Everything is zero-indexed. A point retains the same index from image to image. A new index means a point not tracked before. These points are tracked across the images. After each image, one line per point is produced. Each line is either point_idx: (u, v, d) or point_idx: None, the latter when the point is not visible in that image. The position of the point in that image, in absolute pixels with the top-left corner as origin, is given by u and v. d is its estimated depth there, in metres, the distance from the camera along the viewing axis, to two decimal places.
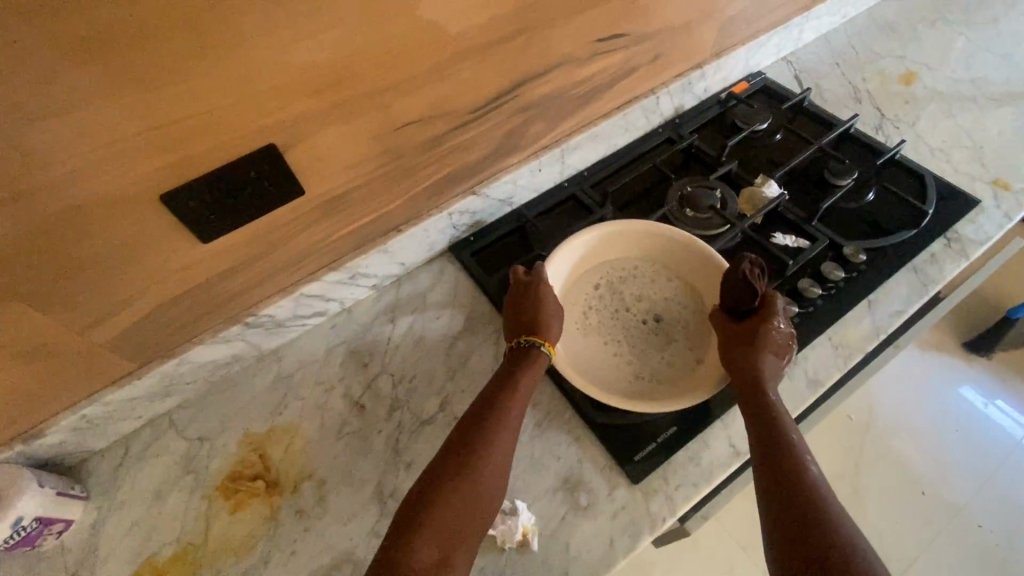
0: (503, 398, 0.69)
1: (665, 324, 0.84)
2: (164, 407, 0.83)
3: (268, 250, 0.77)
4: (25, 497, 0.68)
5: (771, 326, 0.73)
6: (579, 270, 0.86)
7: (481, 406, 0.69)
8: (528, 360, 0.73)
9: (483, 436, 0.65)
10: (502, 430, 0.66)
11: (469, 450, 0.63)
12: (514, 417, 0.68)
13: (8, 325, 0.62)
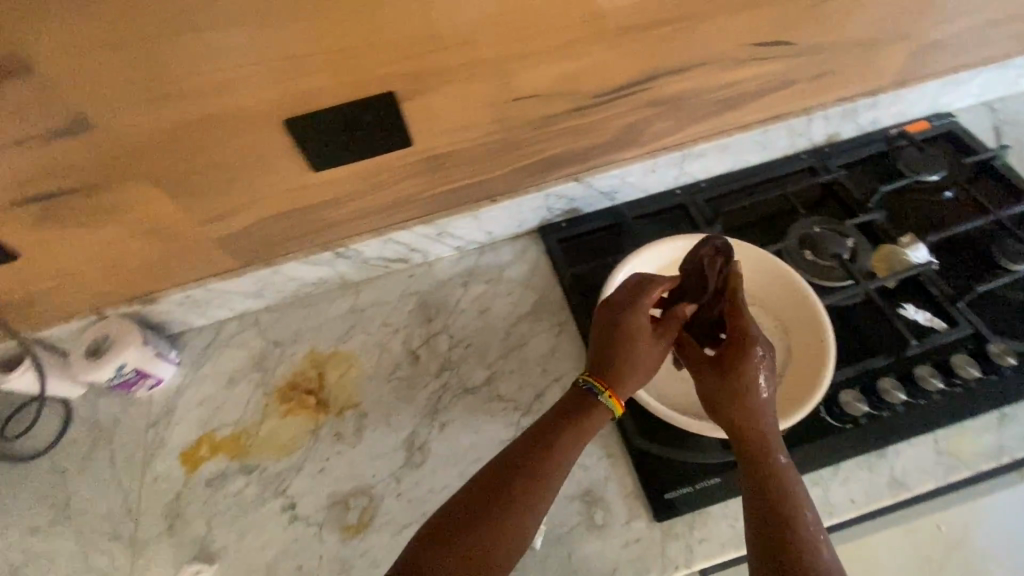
0: (548, 445, 0.61)
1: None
2: (253, 306, 0.92)
3: (368, 190, 0.80)
4: (128, 350, 0.81)
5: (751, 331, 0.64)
6: None
7: (518, 448, 0.61)
8: (583, 404, 0.63)
9: (512, 486, 0.58)
10: (534, 481, 0.58)
11: (498, 497, 0.57)
12: (553, 468, 0.60)
13: (143, 203, 0.71)
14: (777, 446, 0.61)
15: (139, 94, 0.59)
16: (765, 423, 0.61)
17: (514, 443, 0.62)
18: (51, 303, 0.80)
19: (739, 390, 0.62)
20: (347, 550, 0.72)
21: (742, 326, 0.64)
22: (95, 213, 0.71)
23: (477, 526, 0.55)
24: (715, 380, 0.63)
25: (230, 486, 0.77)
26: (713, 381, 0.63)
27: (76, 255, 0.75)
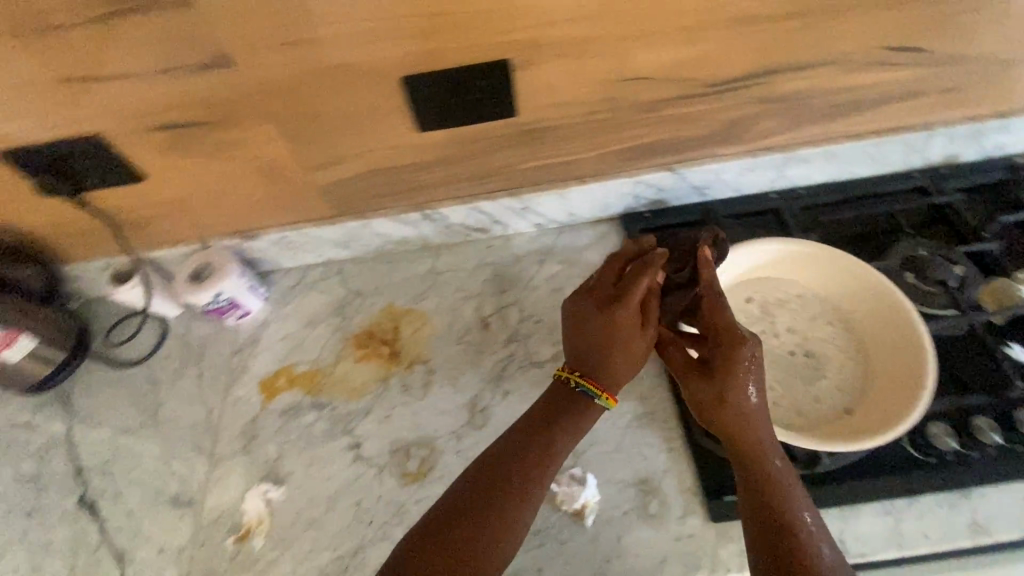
0: (534, 443, 0.65)
1: (817, 361, 0.74)
2: (338, 256, 0.96)
3: (466, 157, 0.81)
4: (226, 278, 0.86)
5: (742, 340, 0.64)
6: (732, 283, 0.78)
7: (509, 436, 0.66)
8: (572, 397, 0.68)
9: (506, 469, 0.63)
10: (529, 465, 0.64)
11: (490, 496, 0.61)
12: (546, 451, 0.65)
13: (260, 143, 0.75)
14: (772, 451, 0.62)
15: (279, 37, 0.63)
16: (759, 428, 0.62)
17: (506, 433, 0.67)
18: (164, 226, 0.86)
19: (730, 392, 0.63)
20: (404, 495, 0.75)
21: (723, 319, 0.65)
22: (218, 145, 0.76)
23: (474, 506, 0.60)
24: (704, 386, 0.65)
25: (302, 419, 0.82)
26: (700, 386, 0.65)
27: (192, 186, 0.81)
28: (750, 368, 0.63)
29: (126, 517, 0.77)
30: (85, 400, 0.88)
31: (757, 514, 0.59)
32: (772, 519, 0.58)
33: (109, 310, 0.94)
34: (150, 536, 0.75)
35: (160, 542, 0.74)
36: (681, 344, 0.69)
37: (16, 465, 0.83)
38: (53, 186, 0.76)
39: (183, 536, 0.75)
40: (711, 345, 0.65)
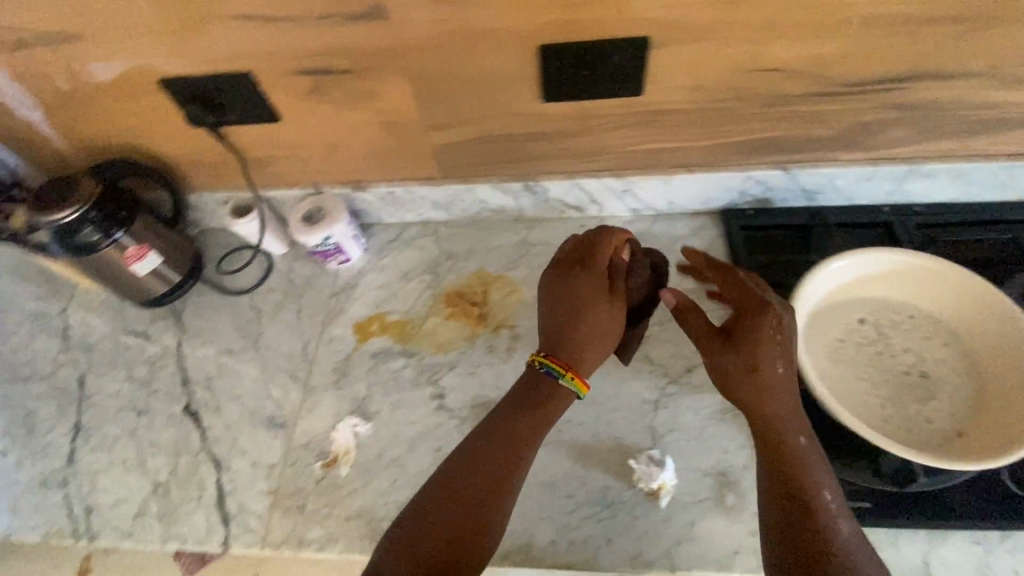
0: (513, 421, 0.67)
1: (932, 383, 0.71)
2: (436, 218, 1.00)
3: (581, 132, 0.82)
4: (337, 225, 0.91)
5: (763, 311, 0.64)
6: (843, 295, 0.76)
7: (483, 425, 0.67)
8: (545, 382, 0.69)
9: (483, 455, 0.64)
10: (507, 449, 0.65)
11: (474, 469, 0.63)
12: (522, 431, 0.66)
13: (388, 98, 0.78)
14: (791, 427, 0.61)
15: None
16: (780, 401, 0.62)
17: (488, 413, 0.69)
18: (285, 168, 0.91)
19: (755, 361, 0.63)
20: None
21: (744, 294, 0.67)
22: (350, 95, 0.78)
23: (459, 494, 0.61)
24: (730, 355, 0.64)
25: (391, 364, 0.86)
26: (725, 354, 0.64)
27: (317, 134, 0.85)
28: (772, 337, 0.63)
29: (224, 429, 0.82)
30: (194, 319, 0.94)
31: (778, 495, 0.59)
32: (793, 499, 0.58)
33: (223, 240, 1.02)
34: (245, 449, 0.80)
35: (253, 455, 0.80)
36: (697, 314, 0.69)
37: (130, 369, 0.90)
38: (199, 118, 0.80)
39: (274, 453, 0.80)
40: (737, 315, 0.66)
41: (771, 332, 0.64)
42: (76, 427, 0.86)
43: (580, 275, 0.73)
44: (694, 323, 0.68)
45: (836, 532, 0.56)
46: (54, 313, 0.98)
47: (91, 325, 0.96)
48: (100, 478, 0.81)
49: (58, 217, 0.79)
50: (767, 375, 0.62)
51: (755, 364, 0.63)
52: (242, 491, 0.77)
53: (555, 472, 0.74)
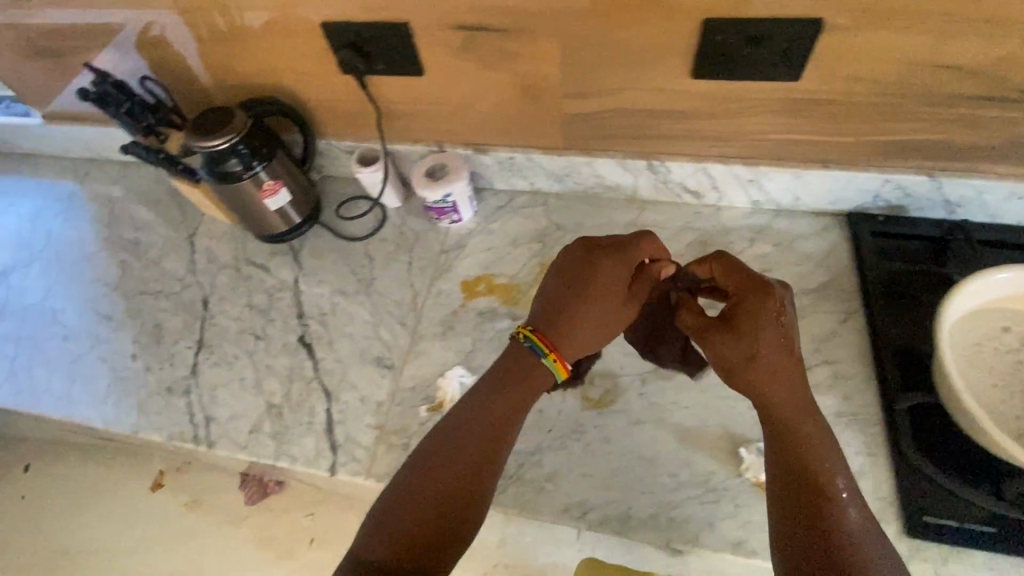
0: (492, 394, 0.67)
1: None
2: (547, 189, 1.00)
3: (720, 114, 0.80)
4: (459, 183, 0.93)
5: (764, 295, 0.63)
6: (993, 306, 0.72)
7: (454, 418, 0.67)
8: (522, 372, 0.68)
9: (453, 445, 0.64)
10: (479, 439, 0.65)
11: (457, 441, 0.64)
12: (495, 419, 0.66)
13: (534, 60, 0.78)
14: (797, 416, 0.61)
15: None
16: (774, 381, 0.61)
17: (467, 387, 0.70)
18: (414, 122, 0.93)
19: (746, 339, 0.62)
20: (585, 417, 0.77)
21: (731, 276, 0.65)
22: (498, 55, 0.79)
23: (437, 471, 0.62)
24: (722, 336, 0.64)
25: (496, 324, 0.88)
26: (717, 335, 0.64)
27: (454, 91, 0.86)
28: (759, 315, 0.62)
29: (335, 364, 0.86)
30: (310, 259, 0.99)
31: (784, 486, 0.58)
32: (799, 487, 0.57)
33: (341, 189, 1.06)
34: (354, 385, 0.84)
35: (361, 391, 0.83)
36: (688, 307, 0.67)
37: (250, 297, 0.95)
38: (345, 61, 0.83)
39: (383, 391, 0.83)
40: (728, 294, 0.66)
41: (758, 309, 0.62)
42: (198, 343, 0.91)
43: (600, 268, 0.69)
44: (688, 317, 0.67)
45: (845, 517, 0.55)
46: (183, 238, 1.05)
47: (215, 253, 1.02)
48: (219, 393, 0.86)
49: (211, 144, 0.83)
50: (772, 359, 0.62)
51: (758, 349, 0.62)
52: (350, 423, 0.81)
53: (659, 449, 0.73)
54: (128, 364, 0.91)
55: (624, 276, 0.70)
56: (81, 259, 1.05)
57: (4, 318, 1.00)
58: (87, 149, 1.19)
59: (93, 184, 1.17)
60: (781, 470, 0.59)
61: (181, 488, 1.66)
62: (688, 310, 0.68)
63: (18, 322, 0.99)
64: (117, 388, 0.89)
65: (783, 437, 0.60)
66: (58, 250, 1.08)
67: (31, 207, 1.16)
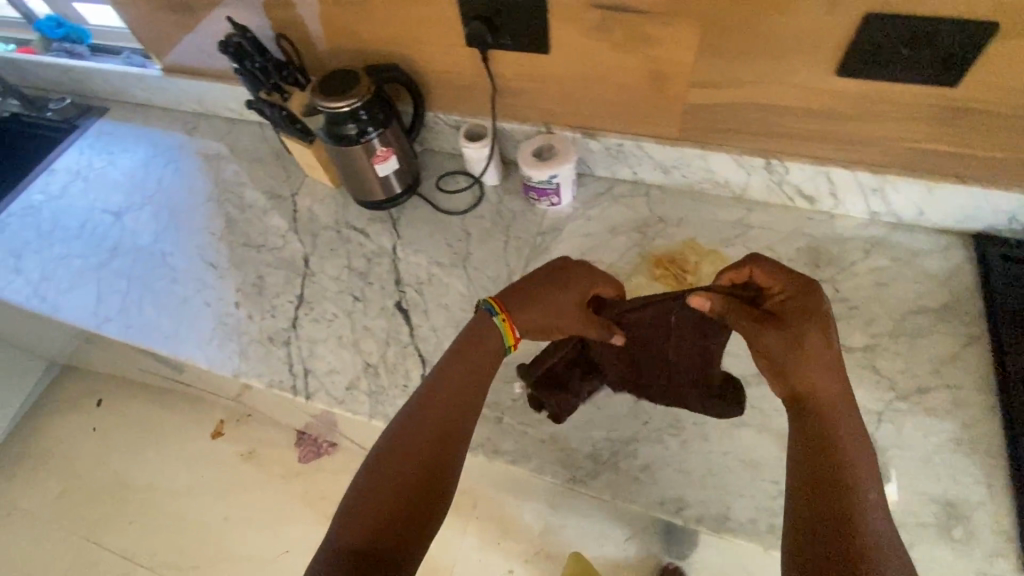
0: (461, 362, 0.69)
1: None
2: (650, 180, 0.98)
3: (856, 116, 0.77)
4: (566, 166, 0.92)
5: (806, 293, 0.61)
6: None
7: (416, 400, 0.67)
8: (484, 346, 0.69)
9: (423, 414, 0.65)
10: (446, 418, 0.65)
11: (429, 411, 0.65)
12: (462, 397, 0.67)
13: (669, 45, 0.77)
14: (836, 414, 0.58)
15: None
16: (820, 381, 0.59)
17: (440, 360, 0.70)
18: (527, 101, 0.93)
19: (795, 338, 0.59)
20: (684, 414, 0.75)
21: (778, 278, 0.62)
22: (633, 37, 0.77)
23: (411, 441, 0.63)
24: (772, 336, 0.60)
25: None
26: (766, 334, 0.60)
27: (576, 73, 0.86)
28: (811, 315, 0.60)
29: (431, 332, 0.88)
30: (408, 228, 1.00)
31: (804, 483, 0.56)
32: (821, 482, 0.55)
33: (441, 163, 1.07)
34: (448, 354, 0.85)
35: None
36: (738, 310, 0.61)
37: (350, 259, 0.98)
38: (476, 32, 0.82)
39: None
40: (775, 294, 0.62)
41: (812, 309, 0.60)
42: (300, 298, 0.94)
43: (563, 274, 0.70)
44: (737, 321, 0.62)
45: (869, 523, 0.52)
46: (286, 196, 1.08)
47: (316, 213, 1.05)
48: (318, 347, 0.88)
49: (335, 105, 0.84)
50: (818, 356, 0.59)
51: (807, 348, 0.59)
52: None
53: (762, 454, 0.71)
54: (231, 311, 0.94)
55: (589, 290, 0.70)
56: (189, 208, 1.10)
57: (118, 256, 1.05)
58: (198, 104, 1.24)
59: (202, 138, 1.22)
60: (810, 465, 0.56)
61: (240, 439, 1.72)
62: (735, 315, 0.62)
63: (131, 261, 1.04)
64: (221, 332, 0.92)
65: (816, 434, 0.57)
66: (168, 197, 1.12)
67: (143, 154, 1.21)
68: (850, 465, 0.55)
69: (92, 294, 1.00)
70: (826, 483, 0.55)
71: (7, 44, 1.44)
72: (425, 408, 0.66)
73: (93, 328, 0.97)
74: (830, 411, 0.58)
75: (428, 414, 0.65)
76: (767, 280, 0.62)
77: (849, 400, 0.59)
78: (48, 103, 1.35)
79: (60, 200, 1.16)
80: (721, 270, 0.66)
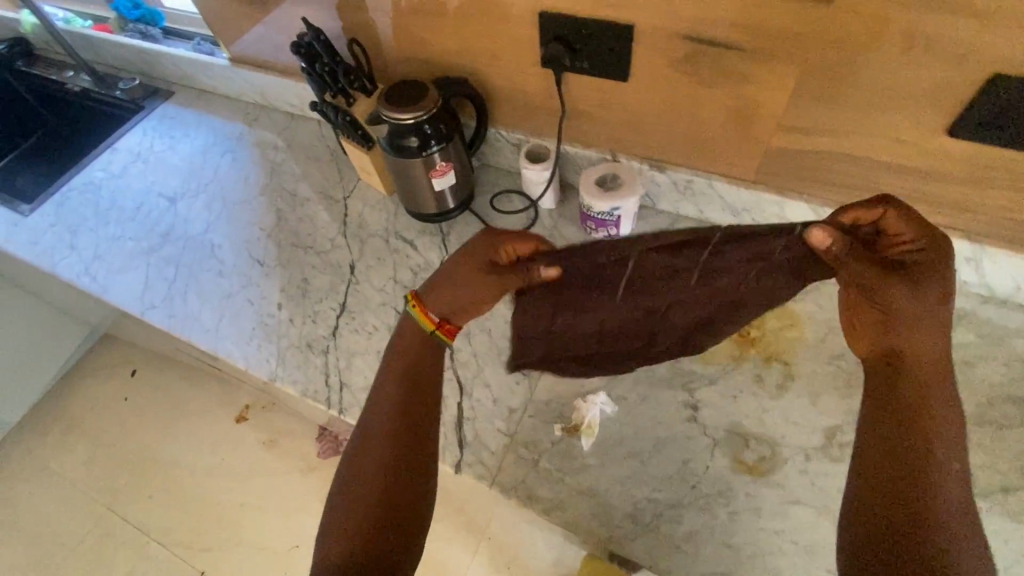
0: (401, 375, 0.64)
1: None
2: (716, 220, 0.92)
3: (961, 181, 0.71)
4: (630, 201, 0.87)
5: (932, 248, 0.54)
6: None
7: (362, 435, 0.62)
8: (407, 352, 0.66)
9: (376, 439, 0.61)
10: (397, 450, 0.60)
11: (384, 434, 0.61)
12: (409, 424, 0.62)
13: (761, 85, 0.72)
14: (928, 383, 0.54)
15: None
16: (926, 335, 0.55)
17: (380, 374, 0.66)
18: (595, 128, 0.89)
19: (923, 291, 0.54)
20: (737, 482, 0.70)
21: (914, 228, 0.55)
22: (722, 74, 0.73)
23: (367, 471, 0.59)
24: (902, 288, 0.54)
25: None
26: (896, 288, 0.54)
27: (654, 104, 0.81)
28: (942, 268, 0.54)
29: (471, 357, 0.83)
30: (458, 245, 0.98)
31: (880, 489, 0.52)
32: (888, 468, 0.52)
33: (497, 180, 1.04)
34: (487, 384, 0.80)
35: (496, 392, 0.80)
36: (859, 253, 0.56)
37: (396, 271, 0.95)
38: (555, 55, 0.79)
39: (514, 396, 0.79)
40: (901, 242, 0.55)
41: (942, 261, 0.54)
42: (342, 306, 0.92)
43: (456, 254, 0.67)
44: (855, 266, 0.56)
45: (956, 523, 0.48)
46: (337, 199, 1.07)
47: (367, 219, 1.03)
48: (357, 359, 0.86)
49: (401, 117, 0.82)
50: (928, 320, 0.54)
51: (918, 308, 0.54)
52: (480, 420, 0.77)
53: (821, 539, 0.66)
54: (273, 311, 0.93)
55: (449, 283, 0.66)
56: (242, 200, 1.09)
57: (168, 242, 1.05)
58: (260, 96, 1.24)
59: (260, 130, 1.22)
60: (887, 457, 0.52)
61: (263, 426, 1.73)
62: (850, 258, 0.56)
63: (180, 249, 1.04)
64: (261, 332, 0.91)
65: (898, 394, 0.55)
66: (223, 187, 1.12)
67: (202, 141, 1.22)
68: (930, 441, 0.52)
69: (140, 279, 1.01)
70: (904, 480, 0.51)
71: (86, 19, 1.47)
72: (377, 433, 0.61)
73: (137, 313, 0.97)
74: (919, 378, 0.54)
75: (382, 438, 0.61)
76: (891, 227, 0.55)
77: (946, 360, 0.55)
78: (118, 82, 1.38)
79: (120, 180, 1.18)
80: (842, 209, 0.58)
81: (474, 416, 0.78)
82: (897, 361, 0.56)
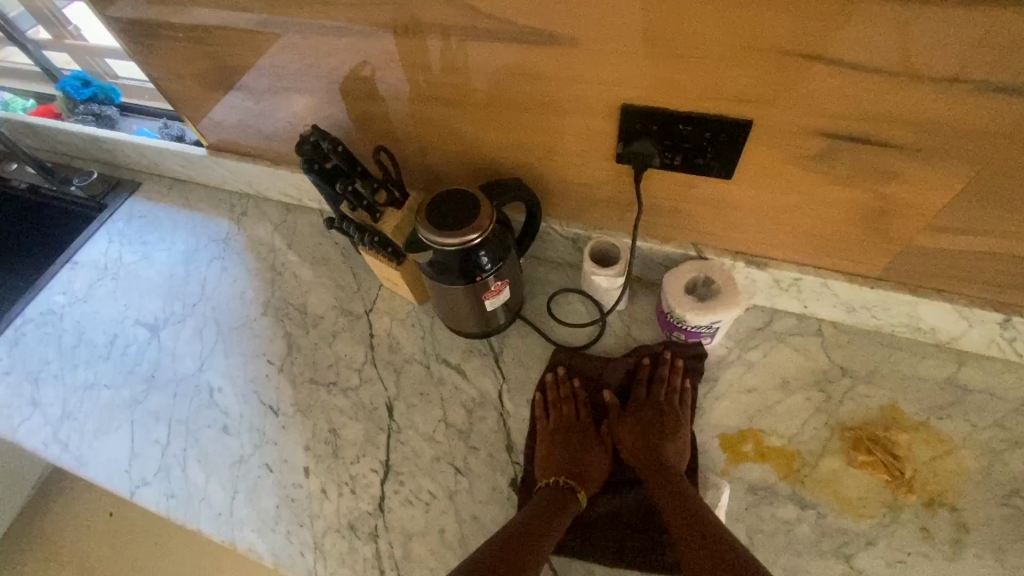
0: (570, 437, 0.72)
1: None
2: (824, 314, 0.78)
3: None
4: (728, 314, 0.71)
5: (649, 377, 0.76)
6: None
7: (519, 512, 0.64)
8: (579, 451, 0.71)
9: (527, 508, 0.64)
10: (532, 520, 0.62)
11: (554, 491, 0.66)
12: (554, 495, 0.65)
13: (913, 181, 0.57)
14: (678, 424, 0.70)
15: None
16: (672, 400, 0.73)
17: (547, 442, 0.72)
18: (678, 222, 0.74)
19: (646, 387, 0.75)
20: None
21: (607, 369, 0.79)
22: (863, 170, 0.58)
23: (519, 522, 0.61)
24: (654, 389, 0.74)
25: (777, 510, 0.66)
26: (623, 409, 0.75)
27: (760, 200, 0.66)
28: (655, 379, 0.76)
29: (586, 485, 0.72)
30: (516, 368, 0.80)
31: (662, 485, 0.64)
32: (662, 467, 0.66)
33: (548, 277, 0.88)
34: (598, 512, 0.69)
35: (614, 514, 0.69)
36: (588, 372, 0.79)
37: (445, 410, 0.78)
38: (642, 152, 0.63)
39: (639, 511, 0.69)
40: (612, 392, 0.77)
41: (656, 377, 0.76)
42: (386, 467, 0.74)
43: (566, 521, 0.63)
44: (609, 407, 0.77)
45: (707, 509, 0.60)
46: (359, 313, 0.89)
47: (399, 340, 0.85)
48: (415, 545, 0.68)
49: (455, 241, 0.64)
50: (672, 398, 0.73)
51: (669, 400, 0.73)
52: (601, 547, 0.66)
53: None
54: (300, 482, 0.74)
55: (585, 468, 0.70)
56: (240, 325, 0.91)
57: (154, 389, 0.86)
58: (246, 185, 1.05)
59: (251, 228, 1.03)
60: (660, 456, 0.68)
61: None
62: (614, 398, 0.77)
63: (171, 396, 0.85)
64: (288, 514, 0.72)
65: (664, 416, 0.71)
66: (214, 308, 0.93)
67: (182, 246, 1.03)
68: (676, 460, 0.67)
69: (124, 444, 0.81)
70: (669, 478, 0.65)
71: (26, 99, 1.26)
72: (543, 500, 0.65)
73: (127, 494, 0.77)
74: (670, 406, 0.72)
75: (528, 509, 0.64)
76: (604, 374, 0.79)
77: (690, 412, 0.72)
78: (72, 175, 1.17)
79: (86, 305, 0.98)
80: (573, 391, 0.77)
81: (592, 546, 0.67)
82: (653, 438, 0.70)
